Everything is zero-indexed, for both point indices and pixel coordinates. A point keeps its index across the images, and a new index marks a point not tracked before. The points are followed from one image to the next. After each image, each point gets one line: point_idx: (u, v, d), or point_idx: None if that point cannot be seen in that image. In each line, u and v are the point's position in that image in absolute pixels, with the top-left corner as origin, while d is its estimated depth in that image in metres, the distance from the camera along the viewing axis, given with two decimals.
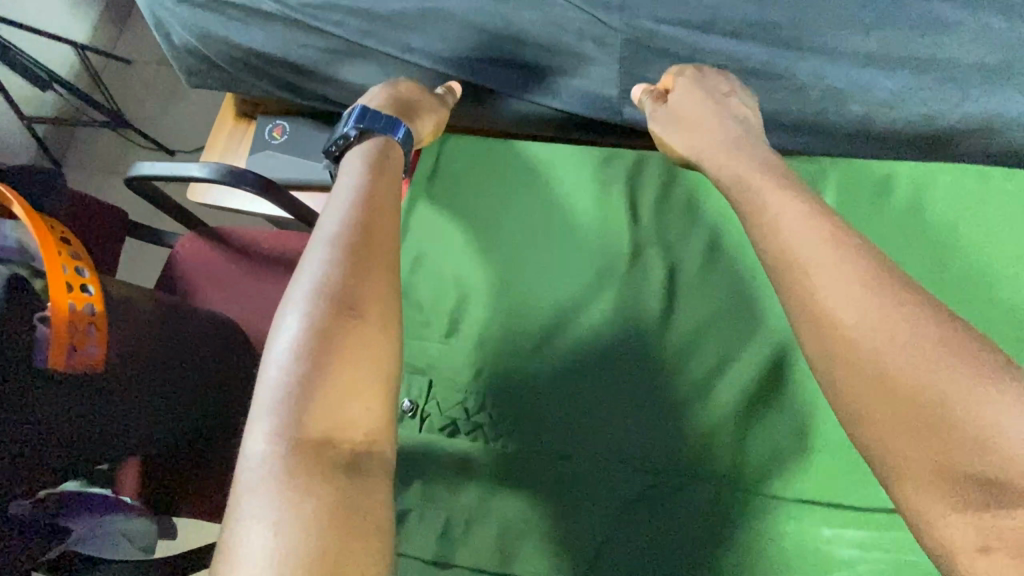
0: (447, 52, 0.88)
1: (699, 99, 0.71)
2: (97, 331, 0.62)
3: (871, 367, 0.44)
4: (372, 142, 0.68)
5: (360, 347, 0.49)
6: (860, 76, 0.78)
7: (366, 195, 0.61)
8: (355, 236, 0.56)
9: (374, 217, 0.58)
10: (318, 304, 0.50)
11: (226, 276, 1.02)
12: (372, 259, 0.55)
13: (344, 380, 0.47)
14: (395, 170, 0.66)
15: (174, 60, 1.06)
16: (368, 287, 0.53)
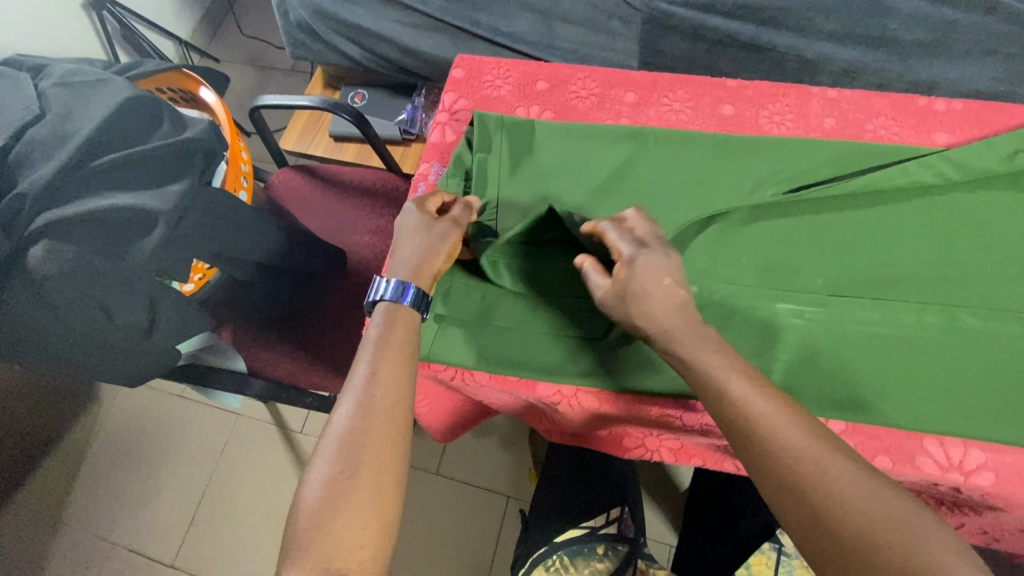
0: (506, 27, 1.14)
1: (663, 278, 0.60)
2: (248, 182, 0.86)
3: (811, 498, 0.47)
4: (383, 308, 0.62)
5: (368, 491, 0.51)
6: (827, 50, 1.02)
7: (392, 357, 0.58)
8: (375, 404, 0.55)
9: (390, 375, 0.57)
10: (335, 474, 0.51)
11: (312, 201, 1.25)
12: (390, 402, 0.55)
13: (365, 504, 0.50)
14: (411, 327, 0.61)
15: (286, 35, 1.34)
16: (385, 428, 0.54)
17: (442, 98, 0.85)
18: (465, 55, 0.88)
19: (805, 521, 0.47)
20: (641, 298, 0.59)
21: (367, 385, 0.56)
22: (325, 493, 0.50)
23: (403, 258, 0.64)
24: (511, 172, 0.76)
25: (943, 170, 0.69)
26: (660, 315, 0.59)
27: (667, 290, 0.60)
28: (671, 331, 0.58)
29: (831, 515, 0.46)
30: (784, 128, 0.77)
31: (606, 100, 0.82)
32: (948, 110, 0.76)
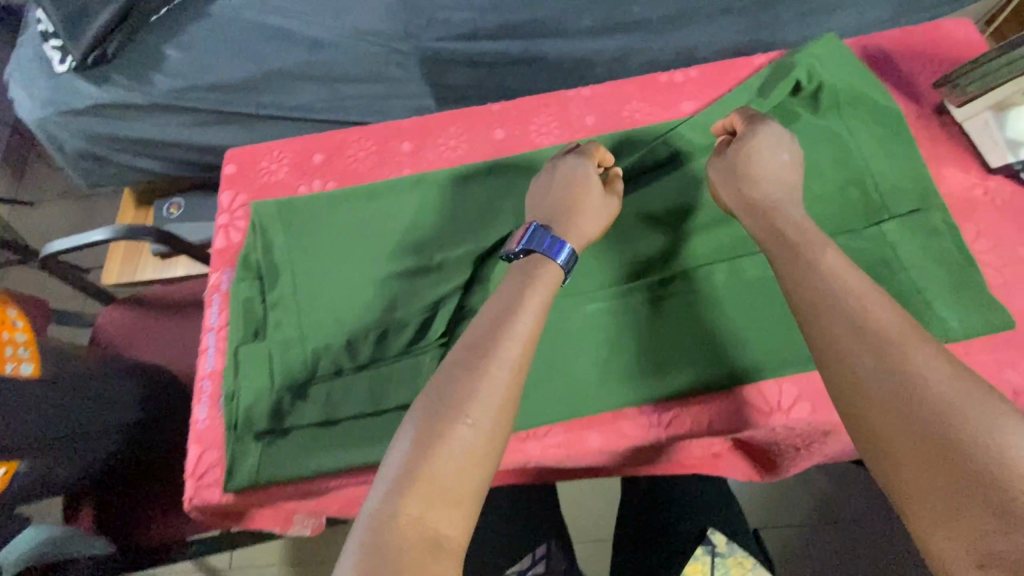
0: (292, 102, 1.12)
1: (779, 156, 0.63)
2: (28, 351, 0.78)
3: (886, 371, 0.44)
4: (541, 254, 0.62)
5: (471, 439, 0.49)
6: (592, 45, 1.07)
7: (529, 303, 0.58)
8: (493, 356, 0.54)
9: (528, 335, 0.56)
10: (440, 415, 0.50)
11: (150, 333, 1.15)
12: (513, 358, 0.54)
13: (459, 452, 0.49)
14: (552, 283, 0.60)
15: (72, 167, 1.24)
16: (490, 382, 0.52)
17: (221, 200, 0.82)
18: (234, 149, 0.85)
19: (869, 429, 0.43)
20: (746, 170, 0.62)
21: (504, 334, 0.55)
22: (423, 436, 0.49)
23: (557, 202, 0.66)
24: (299, 257, 0.74)
25: (689, 137, 0.73)
26: (770, 172, 0.62)
27: (781, 163, 0.63)
28: (776, 199, 0.60)
29: (896, 387, 0.43)
30: (555, 138, 0.80)
31: (383, 156, 0.81)
32: (686, 79, 0.80)
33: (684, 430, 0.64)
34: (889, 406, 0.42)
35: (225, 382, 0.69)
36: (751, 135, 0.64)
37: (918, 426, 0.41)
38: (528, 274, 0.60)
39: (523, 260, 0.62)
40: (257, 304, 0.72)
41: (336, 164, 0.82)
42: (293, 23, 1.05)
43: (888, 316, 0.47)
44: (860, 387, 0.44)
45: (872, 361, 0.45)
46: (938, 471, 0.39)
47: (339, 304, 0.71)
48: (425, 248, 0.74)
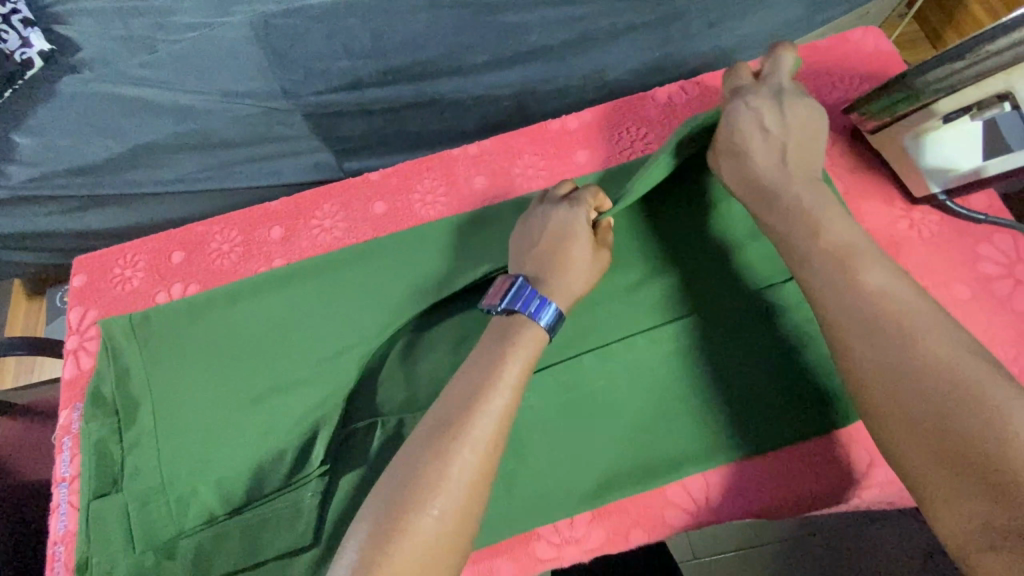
0: (172, 175, 1.01)
1: (775, 133, 0.58)
2: None
3: (912, 370, 0.41)
4: (510, 317, 0.54)
5: (435, 525, 0.43)
6: (492, 80, 0.99)
7: (505, 376, 0.50)
8: (466, 432, 0.46)
9: (502, 405, 0.48)
10: (405, 484, 0.45)
11: (48, 446, 1.05)
12: (491, 432, 0.47)
13: (427, 535, 0.43)
14: (534, 345, 0.53)
15: None
16: (466, 462, 0.45)
17: (69, 317, 0.71)
18: (83, 255, 0.74)
19: (904, 429, 0.41)
20: (746, 144, 0.57)
21: (477, 402, 0.48)
22: (386, 522, 0.43)
23: (546, 252, 0.57)
24: (153, 380, 0.63)
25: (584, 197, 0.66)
26: (762, 150, 0.57)
27: (767, 133, 0.58)
28: (772, 182, 0.55)
29: (921, 388, 0.41)
30: (442, 207, 0.71)
31: (252, 246, 0.72)
32: (580, 125, 0.72)
33: (606, 545, 0.58)
34: (914, 415, 0.40)
35: (78, 548, 0.58)
36: (747, 106, 0.59)
37: (938, 430, 0.39)
38: (502, 337, 0.53)
39: (508, 318, 0.54)
40: (109, 444, 0.62)
41: (199, 262, 0.72)
42: (149, 91, 0.92)
43: (901, 314, 0.44)
44: (881, 389, 0.43)
45: (897, 353, 0.43)
46: (966, 479, 0.37)
47: (204, 436, 0.61)
48: (302, 351, 0.64)
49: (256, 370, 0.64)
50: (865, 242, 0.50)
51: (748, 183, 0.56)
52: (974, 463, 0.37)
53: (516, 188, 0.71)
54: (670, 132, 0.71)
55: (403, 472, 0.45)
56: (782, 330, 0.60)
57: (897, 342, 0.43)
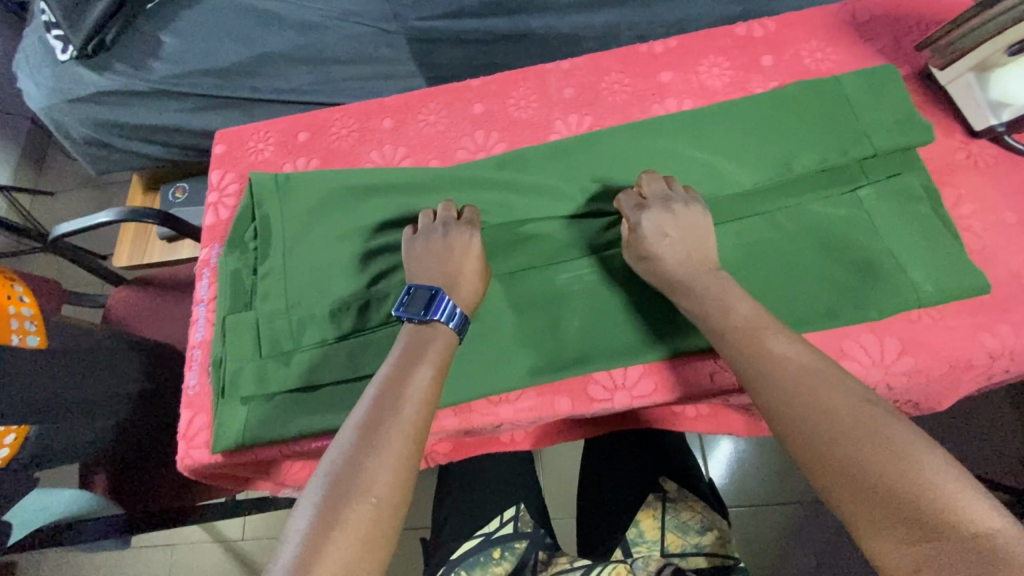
0: (285, 84, 1.14)
1: (666, 237, 0.64)
2: (35, 326, 0.82)
3: (849, 450, 0.46)
4: (414, 338, 0.62)
5: (381, 480, 0.50)
6: (579, 20, 1.08)
7: (422, 369, 0.59)
8: (391, 411, 0.55)
9: (423, 388, 0.58)
10: (341, 456, 0.51)
11: (158, 312, 1.20)
12: (416, 409, 0.56)
13: (375, 481, 0.50)
14: (443, 340, 0.62)
15: (80, 154, 1.28)
16: (396, 434, 0.54)
17: (210, 178, 0.84)
18: (224, 130, 0.87)
19: (864, 498, 0.44)
20: (653, 259, 0.63)
21: (399, 390, 0.57)
22: (337, 482, 0.49)
23: (438, 266, 0.66)
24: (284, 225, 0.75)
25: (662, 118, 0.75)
26: (673, 263, 0.63)
27: (670, 243, 0.63)
28: (686, 278, 0.62)
29: (859, 465, 0.45)
30: (535, 110, 0.80)
31: (365, 132, 0.83)
32: (665, 50, 0.80)
33: (655, 394, 0.66)
34: (862, 489, 0.44)
35: (214, 349, 0.71)
36: (642, 221, 0.65)
37: (876, 494, 0.44)
38: (401, 349, 0.61)
39: (409, 338, 0.62)
40: (245, 274, 0.74)
41: (320, 142, 0.83)
42: (280, 5, 1.12)
43: (822, 405, 0.49)
44: (832, 465, 0.46)
45: (824, 430, 0.48)
46: (900, 515, 0.42)
47: (325, 273, 0.72)
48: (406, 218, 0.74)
49: (368, 228, 0.74)
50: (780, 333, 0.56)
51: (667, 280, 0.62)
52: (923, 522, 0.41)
53: (603, 99, 0.79)
54: (747, 59, 0.78)
55: (342, 447, 0.52)
56: (839, 229, 0.66)
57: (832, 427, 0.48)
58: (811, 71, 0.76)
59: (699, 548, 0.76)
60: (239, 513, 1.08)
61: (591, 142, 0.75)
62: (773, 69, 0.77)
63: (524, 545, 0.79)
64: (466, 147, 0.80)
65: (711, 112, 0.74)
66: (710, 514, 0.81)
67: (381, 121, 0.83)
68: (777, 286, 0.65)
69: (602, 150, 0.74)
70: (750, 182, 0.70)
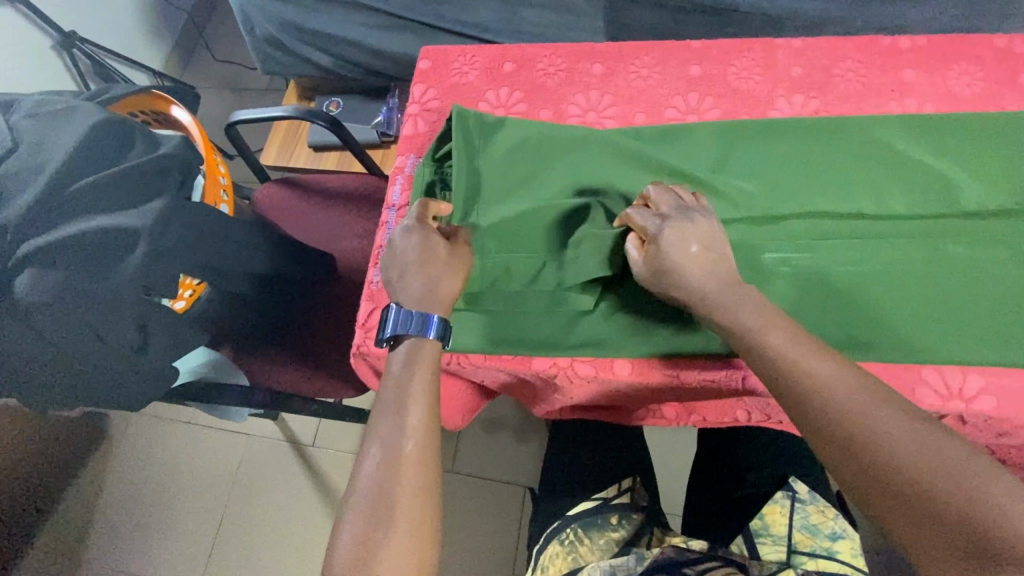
0: (472, 18, 1.15)
1: (690, 248, 0.60)
2: (228, 196, 0.85)
3: (904, 489, 0.46)
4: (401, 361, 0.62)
5: (401, 522, 0.55)
6: (789, 5, 1.03)
7: (414, 396, 0.60)
8: (400, 454, 0.58)
9: (421, 412, 0.60)
10: (366, 511, 0.55)
11: (298, 212, 1.23)
12: (419, 442, 0.59)
13: (403, 527, 0.55)
14: (433, 356, 0.63)
15: (255, 50, 1.33)
16: (405, 477, 0.57)
17: (411, 90, 0.86)
18: (430, 46, 0.88)
19: (923, 523, 0.44)
20: (679, 274, 0.60)
21: (396, 428, 0.59)
22: (361, 533, 0.54)
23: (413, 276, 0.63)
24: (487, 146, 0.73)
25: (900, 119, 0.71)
26: (698, 278, 0.59)
27: (694, 256, 0.60)
28: (709, 295, 0.59)
29: (907, 500, 0.46)
30: (758, 84, 0.77)
31: (573, 73, 0.82)
32: (913, 47, 0.75)
33: None
34: (920, 527, 0.44)
35: None
36: (663, 231, 0.61)
37: (939, 526, 0.44)
38: (395, 376, 0.62)
39: (398, 351, 0.63)
40: (443, 187, 0.75)
41: (527, 76, 0.83)
42: None
43: (863, 449, 0.49)
44: (888, 501, 0.47)
45: (873, 461, 0.48)
46: (947, 542, 0.43)
47: (522, 199, 0.71)
48: (613, 164, 0.73)
49: (573, 165, 0.73)
50: (840, 373, 0.53)
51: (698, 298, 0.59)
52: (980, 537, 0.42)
53: (834, 87, 0.75)
54: (1002, 73, 0.73)
55: (367, 492, 0.56)
56: None
57: (866, 470, 0.48)
58: None
59: (831, 558, 0.68)
60: (342, 417, 1.13)
61: (817, 128, 0.72)
62: None
63: (642, 518, 0.76)
64: (677, 106, 0.78)
65: (956, 122, 0.70)
66: (842, 523, 0.72)
67: (592, 66, 0.82)
68: (1000, 313, 0.62)
69: (827, 139, 0.71)
70: (998, 202, 0.66)
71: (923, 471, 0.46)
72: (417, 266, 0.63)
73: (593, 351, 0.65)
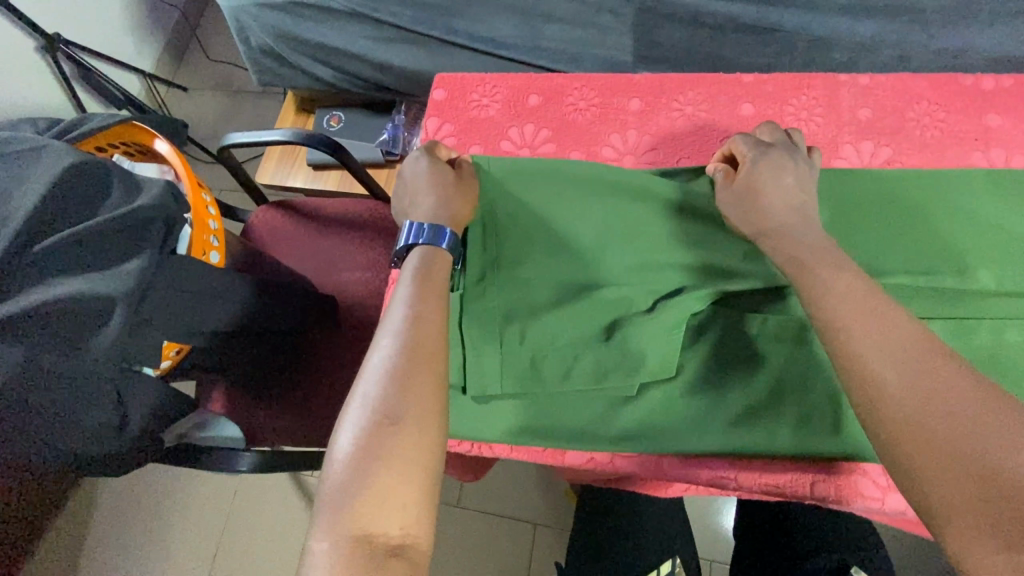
0: (488, 33, 1.05)
1: (783, 179, 0.57)
2: (218, 241, 0.77)
3: (944, 432, 0.38)
4: (423, 258, 0.55)
5: (408, 436, 0.44)
6: (839, 25, 0.94)
7: (427, 305, 0.51)
8: (410, 359, 0.47)
9: (436, 322, 0.50)
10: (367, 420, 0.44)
11: (297, 240, 1.14)
12: (433, 353, 0.48)
13: (411, 440, 0.44)
14: (447, 266, 0.55)
15: (250, 60, 1.23)
16: (418, 383, 0.46)
17: (424, 126, 0.76)
18: (445, 73, 0.79)
19: (960, 475, 0.36)
20: (760, 198, 0.56)
21: (406, 330, 0.49)
22: (362, 442, 0.43)
23: (427, 194, 0.60)
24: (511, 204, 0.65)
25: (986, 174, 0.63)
26: (778, 202, 0.56)
27: (784, 187, 0.56)
28: (789, 226, 0.54)
29: (945, 446, 0.38)
30: (820, 127, 0.68)
31: (608, 110, 0.73)
32: (997, 88, 0.66)
33: None
34: (952, 477, 0.37)
35: None
36: (759, 158, 0.58)
37: (967, 474, 0.36)
38: (409, 275, 0.53)
39: (410, 259, 0.55)
40: None
41: (555, 112, 0.74)
42: None
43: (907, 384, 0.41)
44: (920, 445, 0.39)
45: (909, 406, 0.40)
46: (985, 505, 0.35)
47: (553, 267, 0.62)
48: (656, 222, 0.64)
49: (611, 225, 0.64)
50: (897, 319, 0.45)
51: (774, 224, 0.55)
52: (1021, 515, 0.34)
53: (908, 133, 0.66)
54: None
55: (368, 394, 0.45)
56: None
57: (912, 401, 0.40)
58: None
59: None
60: None
61: (892, 183, 0.63)
62: None
63: None
64: None
65: None
66: None
67: (630, 102, 0.73)
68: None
69: (905, 195, 0.62)
70: None
71: (974, 420, 0.38)
72: (429, 184, 0.60)
73: (633, 448, 0.59)
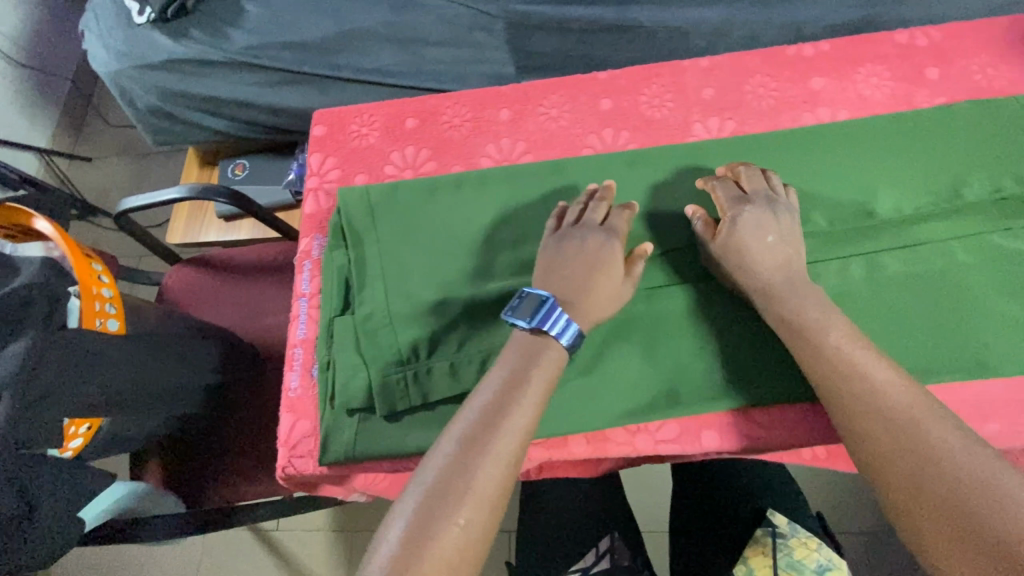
0: (372, 64, 1.08)
1: (766, 236, 0.60)
2: (115, 308, 0.74)
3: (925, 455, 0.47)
4: (519, 343, 0.56)
5: (461, 530, 0.46)
6: (691, 15, 1.02)
7: (532, 391, 0.53)
8: (485, 447, 0.49)
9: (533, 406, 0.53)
10: (431, 506, 0.46)
11: (214, 294, 1.12)
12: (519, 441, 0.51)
13: (460, 536, 0.45)
14: (552, 350, 0.56)
15: (140, 123, 1.21)
16: (489, 471, 0.48)
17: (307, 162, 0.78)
18: (322, 110, 0.81)
19: (938, 499, 0.45)
20: (747, 257, 0.59)
21: (500, 412, 0.52)
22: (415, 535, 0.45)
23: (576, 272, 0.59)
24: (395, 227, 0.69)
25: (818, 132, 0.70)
26: (769, 261, 0.59)
27: (771, 244, 0.59)
28: (775, 285, 0.58)
29: (927, 472, 0.47)
30: (672, 110, 0.73)
31: (481, 123, 0.77)
32: (817, 54, 0.74)
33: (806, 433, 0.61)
34: (931, 492, 0.46)
35: (319, 352, 0.65)
36: (744, 214, 0.60)
37: (932, 495, 0.46)
38: (516, 349, 0.56)
39: (519, 336, 0.56)
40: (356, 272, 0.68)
41: (431, 132, 0.77)
42: None
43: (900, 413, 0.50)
44: (899, 469, 0.48)
45: (889, 430, 0.49)
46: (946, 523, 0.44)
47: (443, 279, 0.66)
48: (534, 222, 0.68)
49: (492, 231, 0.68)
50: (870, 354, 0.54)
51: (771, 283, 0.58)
52: (973, 529, 0.43)
53: (749, 105, 0.72)
54: (908, 71, 0.72)
55: (429, 485, 0.47)
56: None
57: (889, 432, 0.49)
58: (983, 89, 0.71)
59: None
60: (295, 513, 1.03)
61: (739, 152, 0.69)
62: (940, 83, 0.71)
63: None
64: (594, 145, 0.73)
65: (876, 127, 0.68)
66: (825, 552, 0.75)
67: (500, 112, 0.77)
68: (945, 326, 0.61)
69: (753, 161, 0.68)
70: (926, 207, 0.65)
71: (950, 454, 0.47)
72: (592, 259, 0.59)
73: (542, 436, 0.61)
